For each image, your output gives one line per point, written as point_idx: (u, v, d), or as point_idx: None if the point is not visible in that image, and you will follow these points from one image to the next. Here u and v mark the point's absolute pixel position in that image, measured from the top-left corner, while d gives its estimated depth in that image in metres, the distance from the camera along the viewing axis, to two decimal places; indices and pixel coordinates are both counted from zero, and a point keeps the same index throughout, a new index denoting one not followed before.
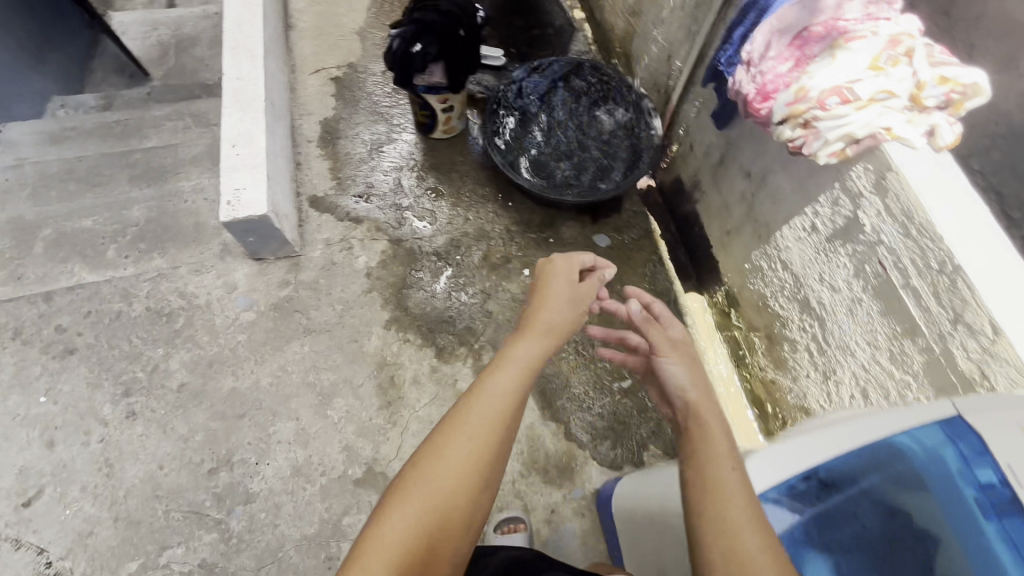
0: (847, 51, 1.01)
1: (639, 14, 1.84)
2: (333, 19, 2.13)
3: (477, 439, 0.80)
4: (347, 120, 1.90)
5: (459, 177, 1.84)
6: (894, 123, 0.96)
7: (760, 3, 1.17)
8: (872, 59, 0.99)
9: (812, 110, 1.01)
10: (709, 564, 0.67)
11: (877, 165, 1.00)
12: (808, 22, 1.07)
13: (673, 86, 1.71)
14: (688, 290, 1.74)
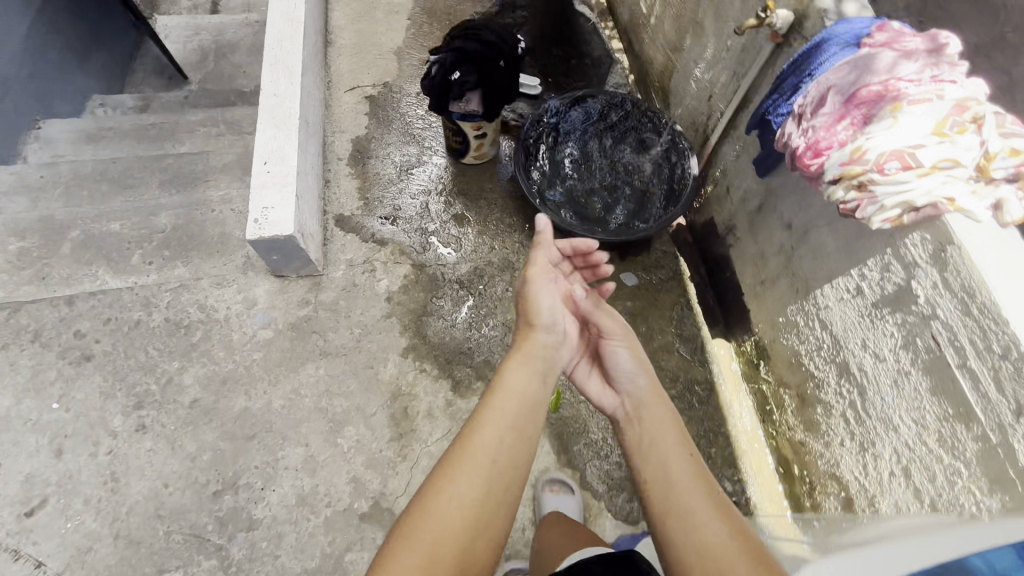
0: (909, 111, 0.96)
1: (681, 51, 1.81)
2: (372, 37, 2.14)
3: (469, 483, 0.81)
4: (379, 139, 1.89)
5: (488, 204, 1.81)
6: (958, 194, 0.91)
7: (816, 55, 1.13)
8: (936, 124, 0.94)
9: (869, 173, 0.96)
10: (685, 549, 0.80)
11: (936, 235, 0.95)
12: (866, 79, 1.02)
13: (713, 127, 1.67)
14: (715, 336, 1.68)
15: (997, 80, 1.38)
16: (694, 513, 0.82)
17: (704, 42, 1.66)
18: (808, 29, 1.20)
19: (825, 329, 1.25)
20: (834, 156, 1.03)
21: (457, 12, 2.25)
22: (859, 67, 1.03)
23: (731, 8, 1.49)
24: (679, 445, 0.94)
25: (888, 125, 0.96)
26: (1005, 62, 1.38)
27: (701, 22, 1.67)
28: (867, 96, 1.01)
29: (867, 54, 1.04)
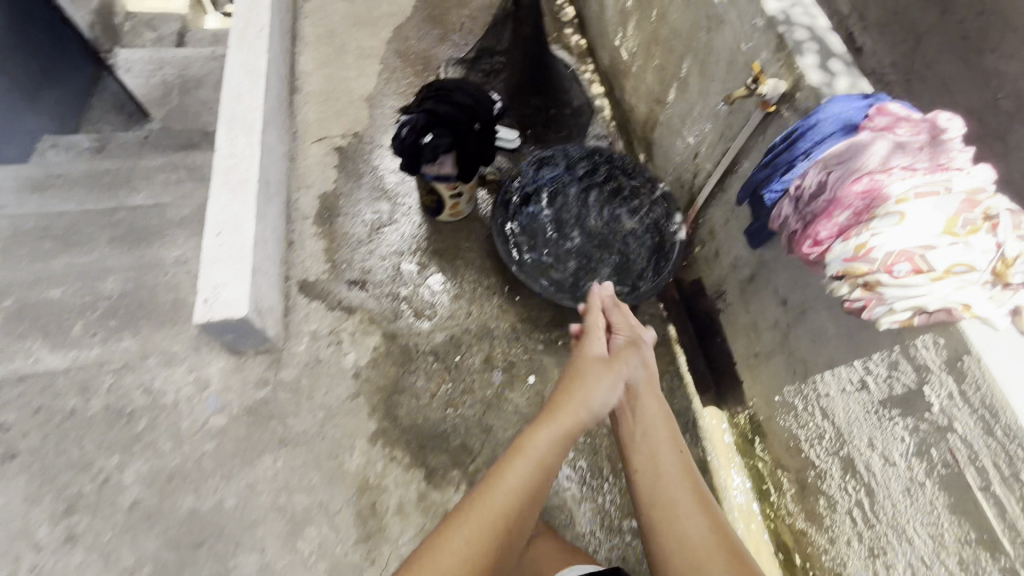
0: (916, 205, 0.88)
1: (664, 104, 1.75)
2: (342, 83, 2.04)
3: (499, 517, 0.96)
4: (348, 194, 1.78)
5: (465, 265, 1.69)
6: (975, 301, 0.83)
7: (811, 133, 1.05)
8: (947, 223, 0.86)
9: (875, 272, 0.88)
10: (667, 540, 1.02)
11: (950, 342, 0.86)
12: (866, 165, 0.93)
13: (699, 186, 1.60)
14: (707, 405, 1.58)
15: (990, 147, 1.34)
16: (680, 508, 1.05)
17: (689, 99, 1.59)
18: (800, 101, 1.13)
19: (827, 419, 1.17)
20: (837, 247, 0.94)
21: (432, 57, 2.16)
22: (858, 151, 0.95)
23: (716, 69, 1.42)
24: (671, 444, 1.15)
25: (894, 220, 0.88)
26: (996, 129, 1.35)
27: (684, 78, 1.60)
28: (868, 185, 0.92)
29: (865, 138, 0.95)
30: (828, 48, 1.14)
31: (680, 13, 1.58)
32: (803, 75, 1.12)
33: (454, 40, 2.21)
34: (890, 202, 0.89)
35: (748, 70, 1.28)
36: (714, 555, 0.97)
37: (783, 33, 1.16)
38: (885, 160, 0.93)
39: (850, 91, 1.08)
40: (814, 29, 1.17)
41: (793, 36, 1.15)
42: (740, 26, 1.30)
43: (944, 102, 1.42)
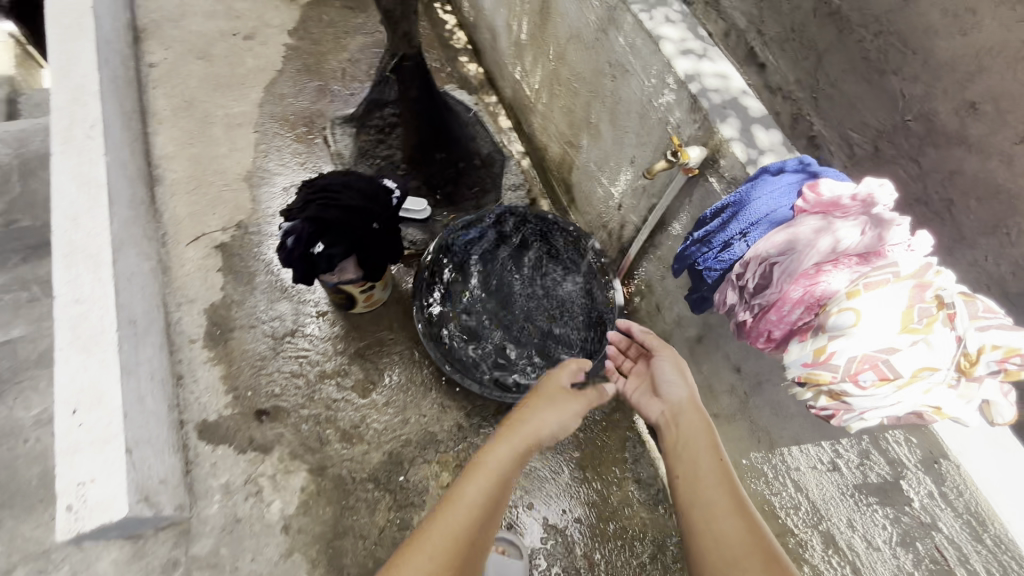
0: (868, 301, 0.80)
1: (578, 148, 1.62)
2: (212, 162, 1.75)
3: (465, 519, 0.81)
4: (242, 302, 1.53)
5: (393, 363, 1.50)
6: (943, 401, 0.77)
7: (743, 218, 0.95)
8: (903, 318, 0.79)
9: (839, 379, 0.80)
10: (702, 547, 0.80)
11: (924, 444, 0.80)
12: (809, 261, 0.85)
13: (629, 239, 1.49)
14: None
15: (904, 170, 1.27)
16: (715, 510, 0.84)
17: (604, 147, 1.47)
18: (724, 169, 1.04)
19: (801, 492, 1.11)
20: (793, 347, 0.87)
21: (315, 114, 1.91)
22: (797, 244, 0.86)
23: (627, 120, 1.30)
24: (712, 447, 0.94)
25: (852, 321, 0.79)
26: (908, 150, 1.26)
27: (595, 124, 1.48)
28: (813, 282, 0.85)
29: (803, 229, 0.87)
30: (747, 112, 1.05)
31: (578, 56, 1.44)
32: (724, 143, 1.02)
33: (337, 91, 1.97)
34: (840, 299, 0.82)
35: (662, 128, 1.18)
36: (752, 563, 0.75)
37: (696, 98, 1.06)
38: (827, 252, 0.84)
39: (777, 160, 1.00)
40: (729, 89, 1.07)
41: (709, 101, 1.05)
42: (646, 80, 1.18)
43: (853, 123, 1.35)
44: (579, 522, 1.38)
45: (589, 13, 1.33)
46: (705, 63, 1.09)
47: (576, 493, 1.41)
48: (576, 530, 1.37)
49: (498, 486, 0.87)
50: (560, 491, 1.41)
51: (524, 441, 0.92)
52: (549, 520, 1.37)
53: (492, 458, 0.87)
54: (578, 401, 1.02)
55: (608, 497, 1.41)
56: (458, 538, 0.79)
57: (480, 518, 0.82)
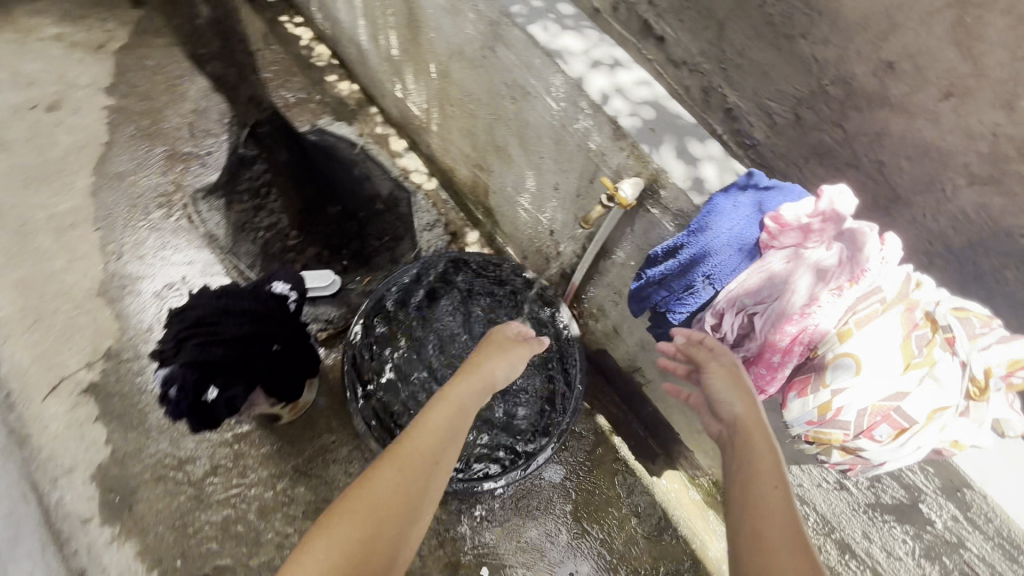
0: (863, 342, 0.72)
1: (489, 171, 1.43)
2: (48, 282, 1.40)
3: (433, 437, 0.85)
4: (138, 451, 1.25)
5: (343, 470, 1.30)
6: (960, 434, 0.71)
7: (704, 265, 0.84)
8: (903, 354, 0.71)
9: (851, 436, 0.74)
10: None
11: (943, 476, 0.76)
12: (791, 299, 0.75)
13: (570, 264, 1.34)
14: (662, 467, 1.44)
15: (831, 137, 1.16)
16: (766, 539, 0.59)
17: (519, 170, 1.29)
18: (667, 201, 0.91)
19: (807, 507, 1.02)
20: (791, 398, 0.78)
21: (165, 188, 1.55)
22: (772, 281, 0.77)
23: (541, 145, 1.13)
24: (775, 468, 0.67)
25: (852, 370, 0.72)
26: (830, 114, 1.15)
27: (503, 146, 1.29)
28: (800, 322, 0.75)
29: (773, 263, 0.77)
30: (677, 124, 0.94)
31: (465, 74, 1.24)
32: (660, 172, 0.90)
33: (187, 152, 1.61)
34: (832, 345, 0.74)
35: (584, 155, 1.02)
36: None
37: (616, 121, 0.93)
38: (809, 285, 0.74)
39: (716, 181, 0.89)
40: (654, 100, 0.96)
41: (634, 120, 0.92)
42: (554, 103, 1.02)
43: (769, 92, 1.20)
44: None
45: (466, 25, 1.12)
46: (621, 74, 0.97)
47: (579, 551, 1.31)
48: None
49: (463, 415, 0.91)
50: (562, 554, 1.31)
51: (480, 378, 0.98)
52: None
53: (456, 389, 0.95)
54: (523, 351, 1.08)
55: (611, 543, 1.33)
56: (424, 455, 0.82)
57: (444, 441, 0.86)
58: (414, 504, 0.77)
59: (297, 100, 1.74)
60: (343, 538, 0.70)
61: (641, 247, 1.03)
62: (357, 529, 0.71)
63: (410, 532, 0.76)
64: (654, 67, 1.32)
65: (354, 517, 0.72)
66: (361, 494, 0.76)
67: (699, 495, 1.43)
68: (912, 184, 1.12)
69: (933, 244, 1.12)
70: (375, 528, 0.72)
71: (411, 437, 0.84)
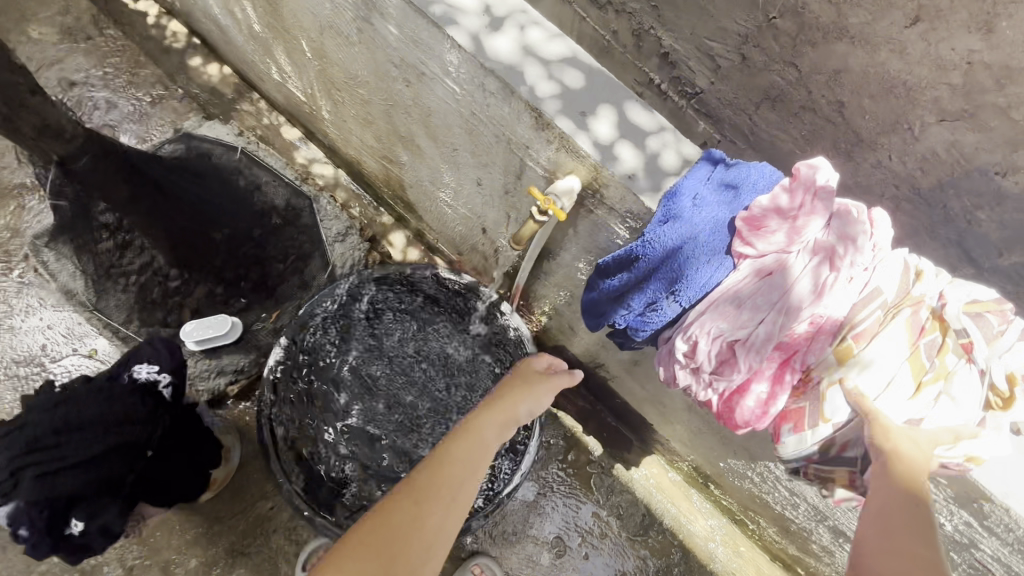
0: (871, 356, 0.59)
1: (399, 164, 1.19)
2: None
3: (454, 466, 0.65)
4: (27, 571, 1.04)
5: (286, 540, 1.12)
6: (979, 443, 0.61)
7: (676, 274, 0.66)
8: (912, 370, 0.60)
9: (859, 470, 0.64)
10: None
11: (959, 488, 0.67)
12: (788, 301, 0.62)
13: (510, 264, 1.16)
14: (638, 456, 1.32)
15: (783, 79, 0.99)
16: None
17: (433, 164, 1.07)
18: (612, 201, 0.74)
19: None
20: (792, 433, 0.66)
21: None
22: (764, 282, 0.64)
23: (451, 136, 0.92)
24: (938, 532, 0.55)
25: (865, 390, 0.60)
26: (781, 54, 0.98)
27: (409, 136, 1.06)
28: (801, 327, 0.63)
29: (759, 261, 0.64)
30: (609, 91, 0.76)
31: (344, 53, 0.99)
32: (600, 166, 0.72)
33: (16, 184, 1.26)
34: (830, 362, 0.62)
35: (506, 148, 0.83)
36: None
37: (533, 100, 0.73)
38: (806, 282, 0.62)
39: (674, 161, 0.73)
40: (574, 59, 0.77)
41: (558, 94, 0.73)
42: (457, 87, 0.81)
43: (709, 32, 1.00)
44: None
45: None
46: (529, 32, 0.77)
47: (564, 569, 1.22)
48: None
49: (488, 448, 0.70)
50: None
51: (504, 413, 0.75)
52: None
53: (483, 418, 0.73)
54: (555, 381, 0.82)
55: (597, 554, 1.24)
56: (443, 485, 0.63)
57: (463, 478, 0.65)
58: (428, 548, 0.58)
59: (154, 99, 1.41)
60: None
61: (588, 249, 0.86)
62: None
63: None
64: (576, 13, 1.13)
65: (353, 558, 0.55)
66: (368, 531, 0.58)
67: (679, 475, 1.32)
68: (878, 127, 0.97)
69: (897, 185, 0.99)
70: (375, 574, 0.55)
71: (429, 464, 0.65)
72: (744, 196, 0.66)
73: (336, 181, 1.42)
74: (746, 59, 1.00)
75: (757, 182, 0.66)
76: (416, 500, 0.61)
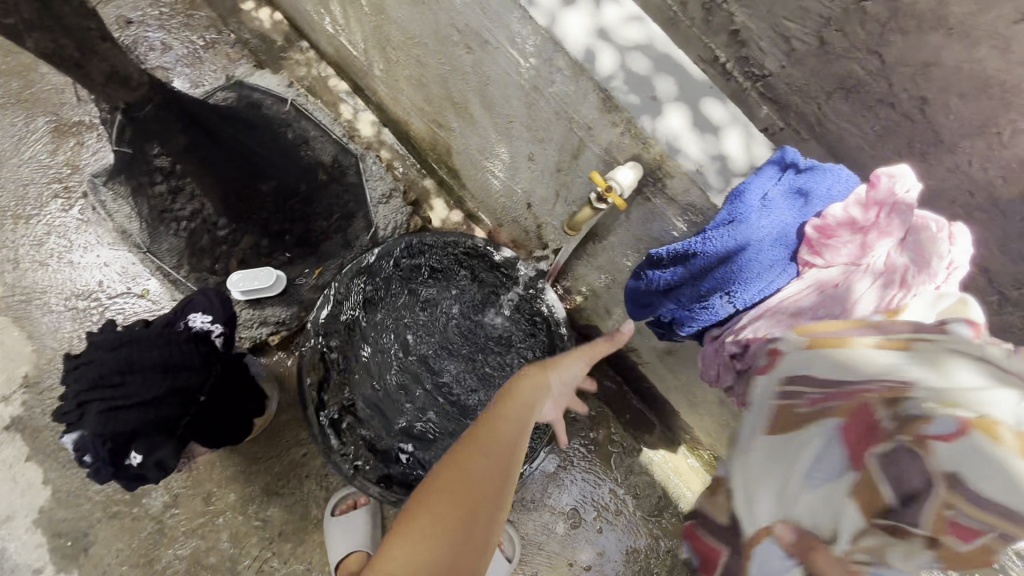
0: (756, 425, 0.60)
1: (449, 129, 1.17)
2: None
3: (508, 423, 0.69)
4: (84, 489, 1.12)
5: (317, 486, 1.18)
6: (879, 547, 0.50)
7: (734, 282, 0.68)
8: (828, 483, 0.52)
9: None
10: None
11: None
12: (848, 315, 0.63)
13: (552, 240, 1.15)
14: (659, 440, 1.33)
15: (864, 68, 0.90)
16: None
17: (484, 133, 1.06)
18: (674, 192, 0.75)
19: None
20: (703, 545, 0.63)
21: (57, 171, 1.26)
22: (825, 294, 0.65)
23: (509, 107, 0.91)
24: None
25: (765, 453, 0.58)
26: (865, 41, 0.89)
27: (462, 103, 1.04)
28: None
29: (823, 275, 0.65)
30: (685, 79, 0.72)
31: (404, 12, 0.97)
32: (667, 158, 0.72)
33: (77, 121, 1.28)
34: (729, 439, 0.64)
35: (566, 126, 0.82)
36: None
37: (606, 87, 0.72)
38: (870, 301, 0.62)
39: (743, 152, 0.71)
40: (648, 44, 0.72)
41: (631, 85, 0.72)
42: (522, 59, 0.80)
43: (789, 11, 0.90)
44: (590, 570, 1.25)
45: None
46: (608, 9, 0.73)
47: (578, 540, 1.26)
48: None
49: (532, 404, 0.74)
50: (561, 545, 1.25)
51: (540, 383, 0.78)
52: None
53: (523, 383, 0.76)
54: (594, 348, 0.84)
55: (610, 529, 1.27)
56: (503, 440, 0.67)
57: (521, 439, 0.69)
58: (500, 493, 0.62)
59: (208, 42, 1.39)
60: (432, 538, 0.58)
61: (638, 237, 0.86)
62: (440, 531, 0.58)
63: (498, 521, 0.62)
64: None
65: (445, 505, 0.59)
66: (445, 482, 0.61)
67: (698, 462, 1.32)
68: (964, 131, 0.90)
69: (971, 190, 0.92)
70: (465, 517, 0.59)
71: (484, 426, 0.68)
72: (814, 204, 0.66)
73: (381, 139, 1.40)
74: (825, 44, 0.91)
75: (831, 188, 0.65)
76: (487, 456, 0.64)
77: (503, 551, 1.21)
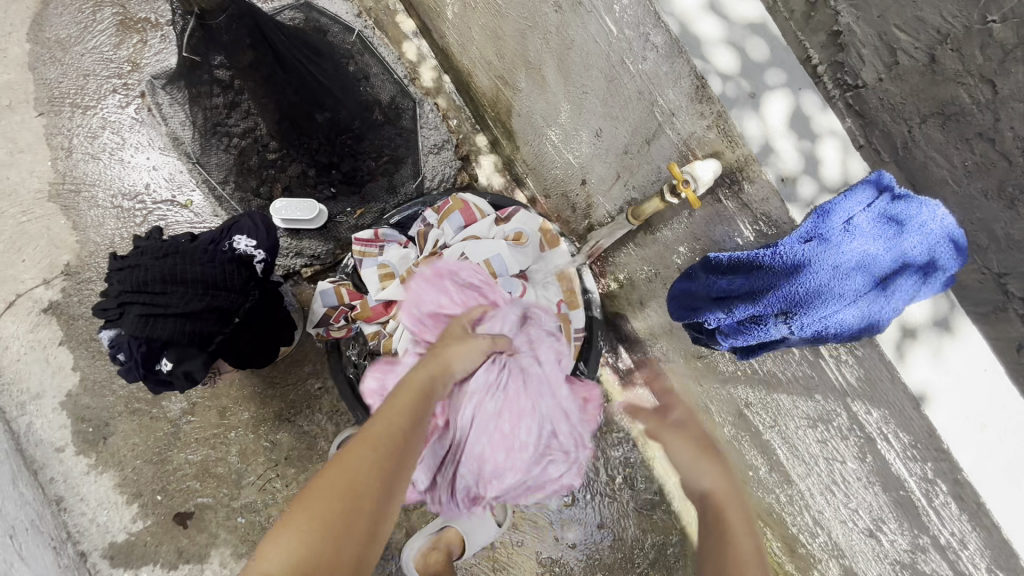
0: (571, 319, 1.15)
1: (514, 89, 1.12)
2: None
3: (400, 417, 0.61)
4: (110, 381, 1.17)
5: (327, 419, 1.21)
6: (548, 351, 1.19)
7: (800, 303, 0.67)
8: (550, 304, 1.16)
9: None
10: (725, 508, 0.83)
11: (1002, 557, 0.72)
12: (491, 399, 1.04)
13: (599, 222, 1.13)
14: None
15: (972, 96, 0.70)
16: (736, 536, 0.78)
17: (553, 99, 1.02)
18: (751, 199, 0.76)
19: (821, 529, 0.99)
20: (355, 325, 1.15)
21: (119, 67, 1.25)
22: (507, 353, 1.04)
23: (587, 78, 0.90)
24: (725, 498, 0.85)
25: (509, 283, 1.11)
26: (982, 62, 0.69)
27: (536, 64, 1.01)
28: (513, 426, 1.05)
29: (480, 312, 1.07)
30: (793, 71, 0.71)
31: None
32: (753, 156, 0.73)
33: (143, 18, 1.25)
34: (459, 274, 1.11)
35: (646, 107, 0.84)
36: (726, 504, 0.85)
37: (705, 75, 0.73)
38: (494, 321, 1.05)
39: (834, 153, 0.70)
40: (761, 24, 0.73)
41: (745, 62, 0.72)
42: (615, 28, 0.81)
43: (903, 19, 0.72)
44: (574, 548, 1.24)
45: None
46: None
47: (568, 517, 1.25)
48: (571, 556, 1.24)
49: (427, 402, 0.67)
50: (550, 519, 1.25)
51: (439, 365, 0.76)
52: (544, 555, 1.24)
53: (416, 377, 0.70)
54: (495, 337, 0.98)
55: (601, 512, 1.24)
56: (395, 434, 0.59)
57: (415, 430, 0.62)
58: (388, 480, 0.56)
59: None
60: (308, 533, 0.50)
61: (697, 236, 0.89)
62: (324, 526, 0.50)
63: (385, 513, 0.55)
64: None
65: (330, 495, 0.52)
66: (333, 484, 0.53)
67: None
68: None
69: None
70: (347, 508, 0.52)
71: (377, 422, 0.60)
72: (903, 231, 0.63)
73: (439, 85, 1.34)
74: (935, 62, 0.71)
75: (924, 223, 0.62)
76: (377, 449, 0.56)
77: (493, 515, 1.21)
